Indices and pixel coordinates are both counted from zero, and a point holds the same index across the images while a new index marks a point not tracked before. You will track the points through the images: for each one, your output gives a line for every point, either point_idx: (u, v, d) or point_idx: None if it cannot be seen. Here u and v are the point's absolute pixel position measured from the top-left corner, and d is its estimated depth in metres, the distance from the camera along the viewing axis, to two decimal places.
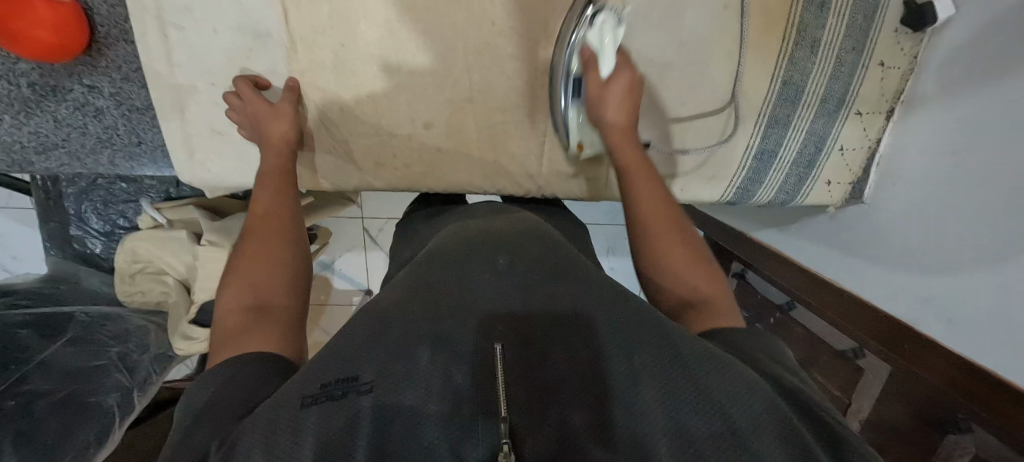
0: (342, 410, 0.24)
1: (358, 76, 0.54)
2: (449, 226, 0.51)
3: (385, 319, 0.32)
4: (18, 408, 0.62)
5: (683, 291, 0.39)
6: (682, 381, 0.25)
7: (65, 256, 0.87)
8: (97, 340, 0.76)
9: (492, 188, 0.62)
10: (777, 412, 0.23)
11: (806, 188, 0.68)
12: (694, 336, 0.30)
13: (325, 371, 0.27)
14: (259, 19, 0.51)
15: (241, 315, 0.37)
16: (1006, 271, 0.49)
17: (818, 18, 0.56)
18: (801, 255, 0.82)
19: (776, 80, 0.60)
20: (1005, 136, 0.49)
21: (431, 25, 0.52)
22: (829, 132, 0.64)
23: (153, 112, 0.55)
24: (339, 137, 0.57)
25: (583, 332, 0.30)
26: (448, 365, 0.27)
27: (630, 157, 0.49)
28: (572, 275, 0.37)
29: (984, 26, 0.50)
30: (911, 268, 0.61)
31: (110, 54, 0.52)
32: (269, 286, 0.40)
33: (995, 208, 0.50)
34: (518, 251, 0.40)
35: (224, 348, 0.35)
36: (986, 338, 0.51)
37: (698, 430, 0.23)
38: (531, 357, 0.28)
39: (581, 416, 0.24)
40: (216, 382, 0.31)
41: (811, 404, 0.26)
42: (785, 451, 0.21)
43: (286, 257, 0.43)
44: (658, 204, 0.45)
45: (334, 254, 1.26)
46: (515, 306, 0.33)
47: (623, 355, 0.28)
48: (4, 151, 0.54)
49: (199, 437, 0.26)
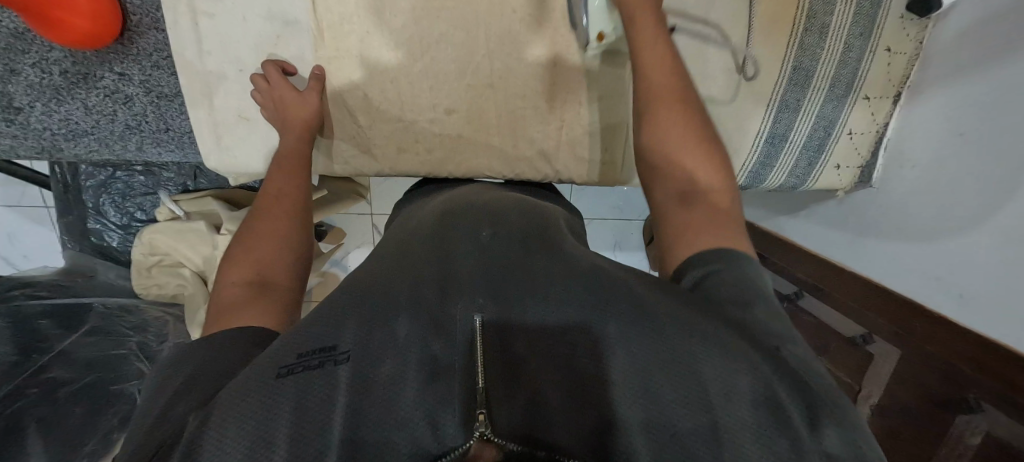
0: (318, 379, 0.26)
1: (381, 62, 0.56)
2: (440, 199, 0.54)
3: (369, 291, 0.34)
4: (43, 394, 0.61)
5: (685, 186, 0.40)
6: (658, 361, 0.25)
7: (81, 249, 0.89)
8: (117, 331, 0.78)
9: (511, 174, 0.63)
10: (756, 386, 0.23)
11: (815, 172, 0.69)
12: (676, 300, 0.29)
13: (305, 342, 0.29)
14: (289, 8, 0.53)
15: (243, 290, 0.39)
16: (1009, 224, 0.51)
17: (826, 4, 0.58)
18: (808, 240, 0.85)
19: (787, 64, 0.62)
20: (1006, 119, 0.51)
21: (453, 13, 0.54)
22: (837, 116, 0.65)
23: (181, 99, 0.56)
24: (362, 122, 0.59)
25: (568, 309, 0.30)
26: (428, 337, 0.29)
27: (649, 44, 0.47)
28: (553, 252, 0.38)
29: (989, 6, 0.52)
30: (923, 248, 0.63)
31: (142, 42, 0.54)
32: (267, 265, 0.42)
33: (999, 184, 0.52)
34: (502, 224, 0.43)
35: (216, 322, 0.36)
36: (992, 313, 0.53)
37: (676, 414, 0.23)
38: (512, 334, 0.30)
39: (559, 401, 0.26)
40: (203, 354, 0.32)
41: (791, 362, 0.25)
42: (761, 433, 0.22)
43: (280, 242, 0.45)
44: (672, 94, 0.45)
45: (344, 250, 1.27)
46: (497, 280, 0.34)
47: (600, 331, 0.28)
48: (35, 137, 0.56)
49: (186, 400, 0.28)
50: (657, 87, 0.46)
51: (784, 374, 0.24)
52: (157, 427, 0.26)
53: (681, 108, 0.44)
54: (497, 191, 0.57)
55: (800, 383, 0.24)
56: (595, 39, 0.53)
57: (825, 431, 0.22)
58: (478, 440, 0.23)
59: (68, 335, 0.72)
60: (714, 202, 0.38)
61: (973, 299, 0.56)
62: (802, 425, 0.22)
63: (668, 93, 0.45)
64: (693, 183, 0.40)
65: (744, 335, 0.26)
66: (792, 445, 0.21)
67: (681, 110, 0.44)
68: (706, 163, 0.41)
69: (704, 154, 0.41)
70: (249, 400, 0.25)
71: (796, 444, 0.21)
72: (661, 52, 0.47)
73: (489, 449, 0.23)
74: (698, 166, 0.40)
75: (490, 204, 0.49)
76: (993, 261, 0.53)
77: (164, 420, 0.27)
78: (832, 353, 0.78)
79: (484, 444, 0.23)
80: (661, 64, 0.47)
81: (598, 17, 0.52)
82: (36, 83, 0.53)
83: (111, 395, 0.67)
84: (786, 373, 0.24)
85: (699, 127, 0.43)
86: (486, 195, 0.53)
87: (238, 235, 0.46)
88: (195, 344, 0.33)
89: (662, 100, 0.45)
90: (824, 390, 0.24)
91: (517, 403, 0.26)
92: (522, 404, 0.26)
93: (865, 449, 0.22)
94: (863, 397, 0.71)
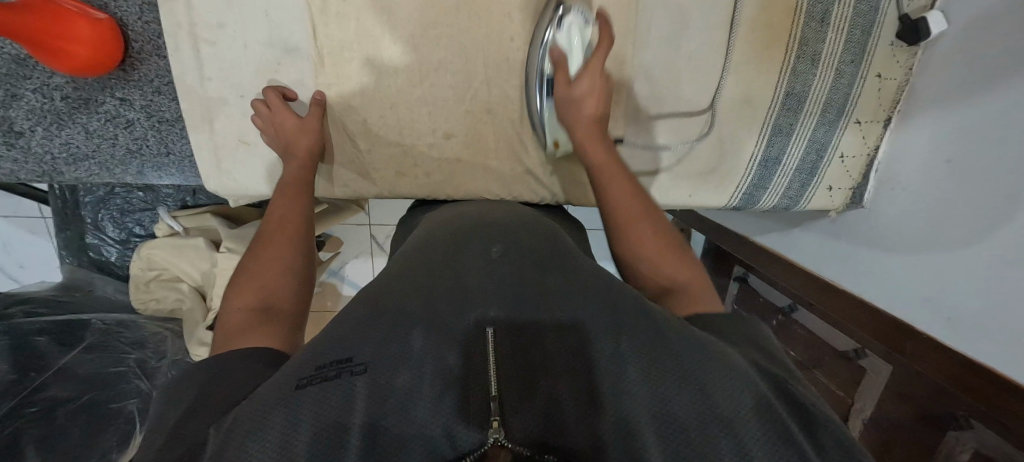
0: (335, 390, 0.26)
1: (380, 88, 0.56)
2: (439, 217, 0.56)
3: (381, 304, 0.34)
4: (40, 414, 0.62)
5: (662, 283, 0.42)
6: (670, 372, 0.27)
7: (79, 264, 0.89)
8: (115, 347, 0.78)
9: (508, 195, 0.64)
10: (761, 401, 0.25)
11: (808, 194, 0.70)
12: (679, 322, 0.31)
13: (323, 354, 0.29)
14: (289, 35, 0.53)
15: (246, 313, 0.40)
16: (1003, 247, 0.51)
17: (817, 33, 0.59)
18: (800, 256, 0.85)
19: (779, 90, 0.63)
20: (1000, 147, 0.51)
21: (452, 40, 0.55)
22: (830, 140, 0.66)
23: (181, 123, 0.57)
24: (362, 146, 0.59)
25: (572, 324, 0.32)
26: (442, 348, 0.30)
27: (600, 158, 0.52)
28: (557, 269, 0.39)
29: (981, 36, 0.53)
30: (913, 268, 0.64)
31: (143, 68, 0.54)
32: (270, 289, 0.43)
33: (994, 206, 0.52)
34: (512, 242, 0.44)
35: (227, 343, 0.37)
36: (981, 339, 0.54)
37: (685, 417, 0.24)
38: (519, 344, 0.32)
39: (570, 406, 0.26)
40: (212, 372, 0.33)
41: (794, 390, 0.28)
42: (770, 442, 0.23)
43: (286, 265, 0.46)
44: (631, 198, 0.49)
45: (342, 261, 1.27)
46: (504, 297, 0.35)
47: (613, 341, 0.29)
48: (35, 161, 0.56)
49: (196, 424, 0.28)
50: (614, 199, 0.49)
51: (787, 400, 0.27)
52: (168, 450, 0.26)
53: (637, 206, 0.48)
54: (505, 204, 0.58)
55: (803, 413, 0.26)
56: (552, 145, 0.58)
57: (828, 449, 0.24)
58: (492, 445, 0.24)
59: (66, 351, 0.72)
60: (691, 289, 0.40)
61: (964, 322, 0.56)
62: (806, 441, 0.24)
63: (629, 198, 0.49)
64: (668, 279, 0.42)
65: (753, 363, 0.29)
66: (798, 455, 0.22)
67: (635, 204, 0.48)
68: (671, 257, 0.44)
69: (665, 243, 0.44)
70: (273, 409, 0.25)
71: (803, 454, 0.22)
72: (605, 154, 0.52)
73: (502, 455, 0.24)
74: (665, 263, 0.43)
75: (492, 223, 0.50)
76: (985, 284, 0.54)
77: (176, 436, 0.27)
78: (825, 366, 0.81)
79: (497, 449, 0.24)
80: (613, 171, 0.51)
81: (552, 127, 0.57)
82: (37, 108, 0.54)
83: (111, 413, 0.67)
84: (788, 399, 0.27)
85: (658, 220, 0.47)
86: (492, 213, 0.54)
87: (244, 258, 0.47)
88: (198, 368, 0.34)
89: (621, 208, 0.48)
90: (826, 416, 0.26)
91: (530, 412, 0.27)
92: (538, 414, 0.26)
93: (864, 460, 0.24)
94: (856, 411, 0.74)
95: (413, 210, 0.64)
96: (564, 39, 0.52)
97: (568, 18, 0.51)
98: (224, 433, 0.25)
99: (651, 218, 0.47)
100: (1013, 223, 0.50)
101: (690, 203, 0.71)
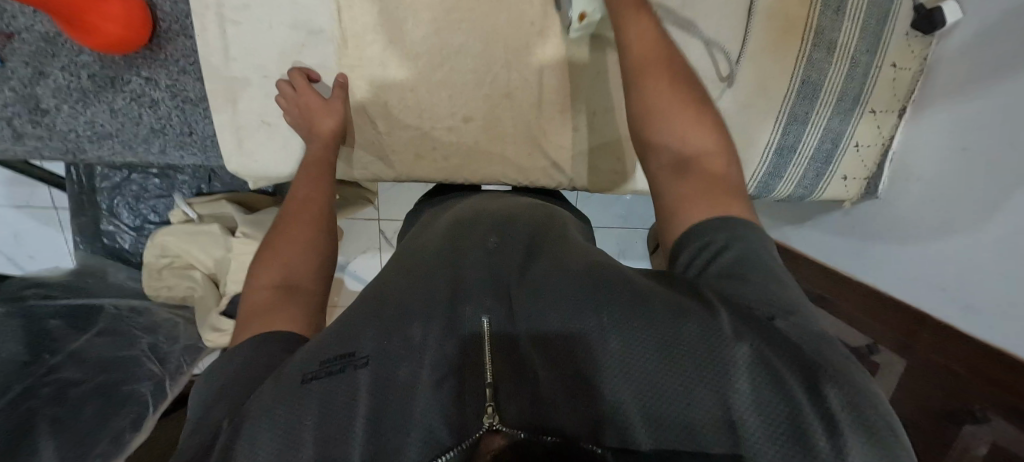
0: (343, 385, 0.27)
1: (402, 70, 0.57)
2: (451, 206, 0.57)
3: (383, 302, 0.34)
4: (53, 393, 0.61)
5: (679, 153, 0.39)
6: (654, 349, 0.26)
7: (93, 250, 0.89)
8: (128, 332, 0.78)
9: (526, 181, 0.64)
10: (752, 369, 0.23)
11: (822, 184, 0.70)
12: (666, 292, 0.29)
13: (328, 346, 0.29)
14: (315, 17, 0.54)
15: (269, 292, 0.40)
16: (1007, 225, 0.53)
17: (832, 21, 0.60)
18: (811, 250, 0.85)
19: (795, 79, 0.63)
20: (1006, 135, 0.53)
21: (473, 24, 0.56)
22: (845, 130, 0.66)
23: (205, 103, 0.58)
24: (381, 129, 0.60)
25: (559, 310, 0.31)
26: (443, 342, 0.30)
27: (635, 35, 0.46)
28: (547, 253, 0.39)
29: (991, 25, 0.54)
30: (928, 259, 0.64)
31: (169, 48, 0.55)
32: (296, 268, 0.43)
33: (1000, 193, 0.54)
34: (509, 231, 0.44)
35: (251, 322, 0.37)
36: (998, 322, 0.55)
37: (671, 409, 0.24)
38: (512, 337, 0.31)
39: (562, 391, 0.27)
40: (244, 352, 0.33)
41: (793, 338, 0.24)
42: (763, 419, 0.21)
43: (308, 245, 0.46)
44: (663, 69, 0.44)
45: (350, 255, 1.27)
46: (502, 283, 0.36)
47: (593, 328, 0.28)
48: (59, 139, 0.57)
49: (216, 413, 0.28)
50: (643, 70, 0.44)
51: (776, 346, 0.24)
52: (196, 431, 0.27)
53: (668, 82, 0.43)
54: (514, 199, 0.58)
55: (799, 359, 0.23)
56: (577, 19, 0.53)
57: (829, 399, 0.21)
58: (487, 431, 0.24)
59: (77, 335, 0.72)
60: (710, 173, 0.37)
61: (979, 308, 0.57)
62: (806, 403, 0.21)
63: (661, 69, 0.44)
64: (685, 152, 0.39)
65: (733, 312, 0.26)
66: (793, 426, 0.20)
67: (665, 78, 0.43)
68: (702, 127, 0.40)
69: (692, 117, 0.41)
70: (280, 405, 0.26)
71: (795, 420, 0.21)
72: (643, 31, 0.46)
73: (497, 439, 0.24)
74: (689, 129, 0.40)
75: (520, 212, 0.50)
76: (994, 270, 0.55)
77: (200, 424, 0.28)
78: None
79: (492, 434, 0.24)
80: (646, 46, 0.45)
81: None
82: (63, 86, 0.55)
83: (124, 396, 0.67)
84: (777, 345, 0.24)
85: (687, 95, 0.42)
86: (501, 202, 0.54)
87: (267, 239, 0.46)
88: (233, 356, 0.33)
89: (649, 76, 0.43)
90: (826, 358, 0.23)
91: (522, 397, 0.27)
92: (527, 400, 0.27)
93: (878, 420, 0.20)
94: None
95: (419, 203, 0.64)
96: None
97: None
98: (233, 434, 0.25)
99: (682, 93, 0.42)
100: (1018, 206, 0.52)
101: None
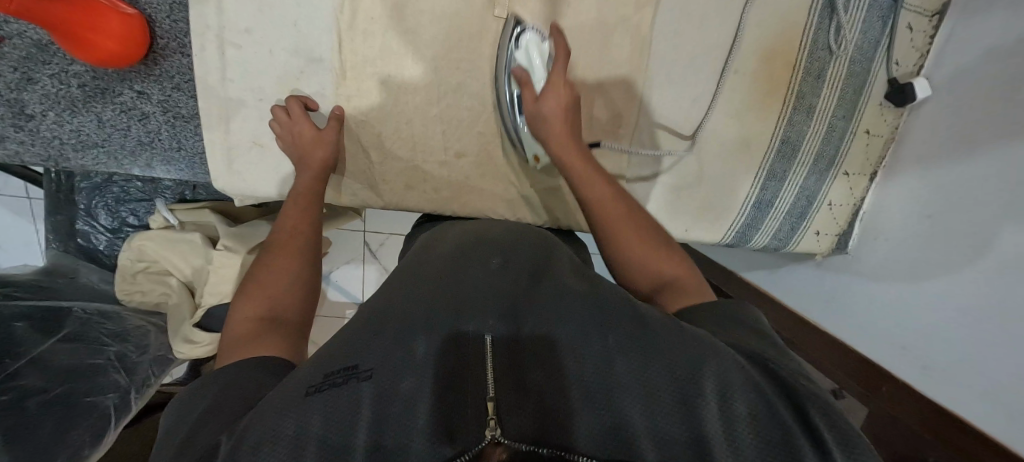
0: (343, 394, 0.27)
1: (399, 104, 0.58)
2: (428, 232, 0.58)
3: (388, 318, 0.34)
4: (12, 401, 0.58)
5: (657, 276, 0.43)
6: (661, 368, 0.27)
7: (65, 250, 0.87)
8: (95, 339, 0.74)
9: (512, 216, 0.65)
10: (755, 388, 0.26)
11: (796, 237, 0.73)
12: (672, 322, 0.32)
13: (330, 363, 0.30)
14: (315, 46, 0.55)
15: (250, 324, 0.39)
16: (987, 266, 0.55)
17: (813, 88, 0.64)
18: (787, 297, 0.87)
19: (775, 138, 0.66)
20: (988, 187, 0.54)
21: (470, 65, 0.58)
22: (819, 188, 0.70)
23: (197, 120, 0.58)
24: (374, 158, 0.60)
25: (566, 331, 0.32)
26: (443, 358, 0.30)
27: (569, 151, 0.51)
28: (548, 278, 0.40)
29: (966, 95, 0.58)
30: (905, 317, 0.65)
31: (165, 64, 0.56)
32: (281, 298, 0.43)
33: (967, 246, 0.57)
34: (509, 254, 0.44)
35: (231, 354, 0.37)
36: (967, 388, 0.57)
37: (675, 431, 0.24)
38: (515, 354, 0.31)
39: (558, 406, 0.27)
40: (215, 388, 0.32)
41: (780, 370, 0.28)
42: (766, 437, 0.23)
43: (294, 273, 0.46)
44: (596, 178, 0.49)
45: (332, 266, 1.25)
46: (499, 306, 0.35)
47: (597, 348, 0.29)
48: (42, 145, 0.55)
49: (206, 433, 0.28)
50: (587, 190, 0.48)
51: (765, 376, 0.28)
52: (187, 447, 0.27)
53: (610, 193, 0.48)
54: (512, 224, 0.56)
55: (785, 386, 0.27)
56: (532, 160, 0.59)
57: (812, 416, 0.24)
58: (490, 442, 0.24)
59: (43, 340, 0.68)
60: (683, 285, 0.41)
61: (941, 370, 0.61)
62: (802, 432, 0.24)
63: (603, 182, 0.49)
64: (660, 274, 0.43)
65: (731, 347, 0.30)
66: (785, 433, 0.23)
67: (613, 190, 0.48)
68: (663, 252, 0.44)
69: (650, 235, 0.45)
70: (287, 409, 0.26)
71: (788, 432, 0.23)
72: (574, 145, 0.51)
73: (499, 452, 0.23)
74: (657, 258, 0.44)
75: (514, 236, 0.49)
76: (971, 322, 0.57)
77: (189, 444, 0.28)
78: None
79: (494, 446, 0.23)
80: (581, 160, 0.50)
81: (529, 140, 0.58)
82: (52, 93, 0.54)
83: (84, 409, 0.63)
84: (768, 375, 0.28)
85: (624, 197, 0.48)
86: (498, 225, 0.54)
87: (253, 268, 0.47)
88: (212, 380, 0.34)
89: (595, 197, 0.48)
90: (807, 386, 0.27)
91: (527, 411, 0.26)
92: (530, 413, 0.26)
93: (856, 436, 0.24)
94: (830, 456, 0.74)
95: (419, 225, 0.63)
96: (524, 58, 0.56)
97: (525, 37, 0.56)
98: (236, 438, 0.26)
99: (622, 199, 0.48)
100: (982, 258, 0.55)
101: (686, 237, 0.72)
